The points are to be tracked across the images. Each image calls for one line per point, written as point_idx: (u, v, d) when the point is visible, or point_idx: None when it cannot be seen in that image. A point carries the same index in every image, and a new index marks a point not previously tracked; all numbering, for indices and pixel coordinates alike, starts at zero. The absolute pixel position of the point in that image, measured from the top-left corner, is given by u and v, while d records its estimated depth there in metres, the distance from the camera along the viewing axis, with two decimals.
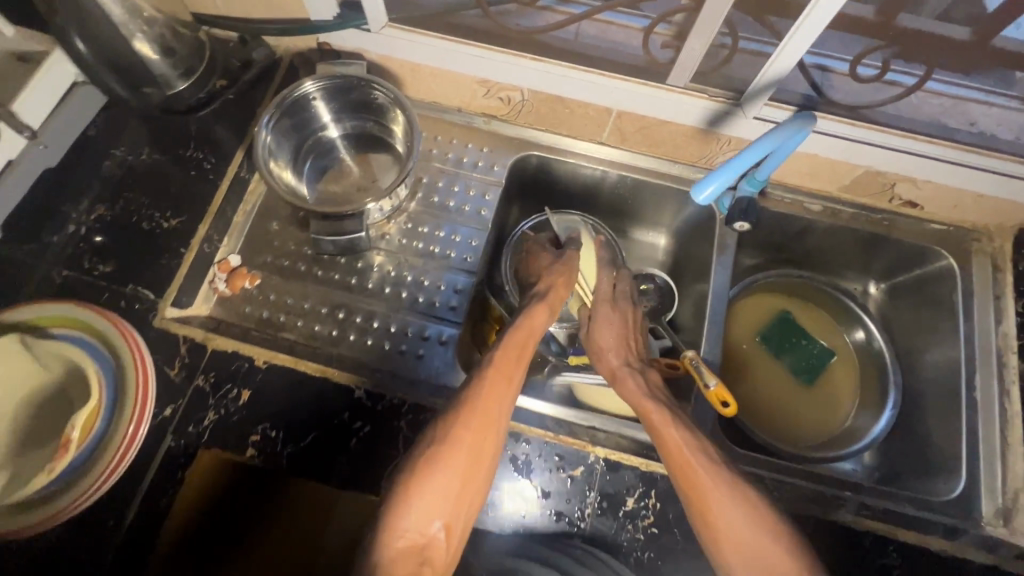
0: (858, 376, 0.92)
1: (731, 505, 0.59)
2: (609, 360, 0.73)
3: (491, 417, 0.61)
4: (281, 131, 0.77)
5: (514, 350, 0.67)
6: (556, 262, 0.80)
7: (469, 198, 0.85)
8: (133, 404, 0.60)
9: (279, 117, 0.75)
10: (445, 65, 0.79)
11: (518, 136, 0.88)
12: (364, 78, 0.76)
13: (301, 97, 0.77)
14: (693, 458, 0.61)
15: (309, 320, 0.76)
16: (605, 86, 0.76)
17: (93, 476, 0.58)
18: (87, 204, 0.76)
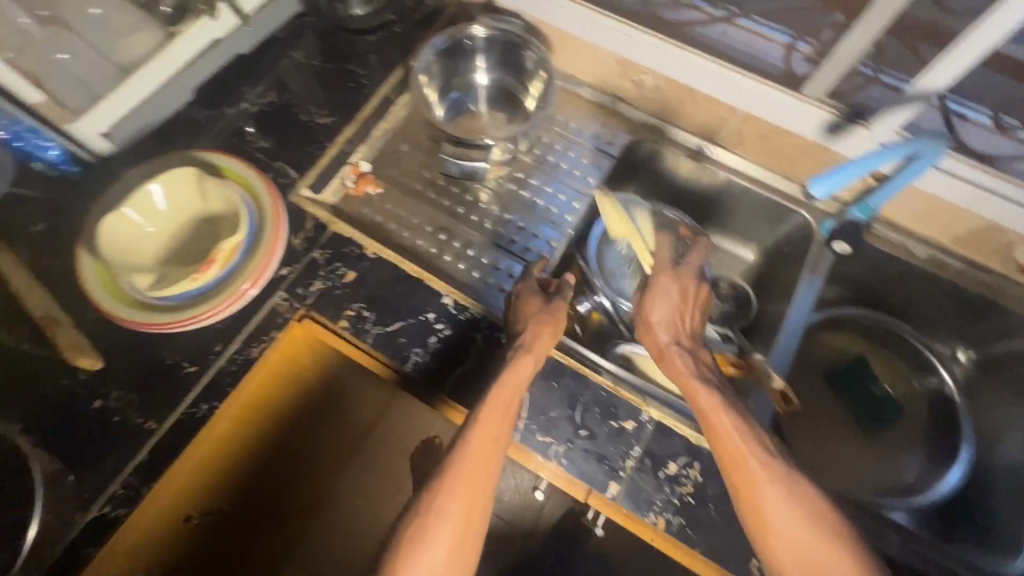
0: (926, 429, 0.89)
1: (776, 495, 0.59)
2: (658, 338, 0.73)
3: (478, 486, 0.60)
4: (442, 61, 0.88)
5: (502, 409, 0.64)
6: (544, 313, 0.72)
7: (581, 164, 0.91)
8: (261, 256, 0.71)
9: (445, 49, 0.87)
10: (592, 39, 0.86)
11: (639, 121, 0.92)
12: (523, 39, 0.86)
13: (467, 40, 0.87)
14: (738, 446, 0.62)
15: (415, 235, 0.83)
16: (737, 84, 0.80)
17: (214, 302, 0.69)
18: (261, 89, 0.88)
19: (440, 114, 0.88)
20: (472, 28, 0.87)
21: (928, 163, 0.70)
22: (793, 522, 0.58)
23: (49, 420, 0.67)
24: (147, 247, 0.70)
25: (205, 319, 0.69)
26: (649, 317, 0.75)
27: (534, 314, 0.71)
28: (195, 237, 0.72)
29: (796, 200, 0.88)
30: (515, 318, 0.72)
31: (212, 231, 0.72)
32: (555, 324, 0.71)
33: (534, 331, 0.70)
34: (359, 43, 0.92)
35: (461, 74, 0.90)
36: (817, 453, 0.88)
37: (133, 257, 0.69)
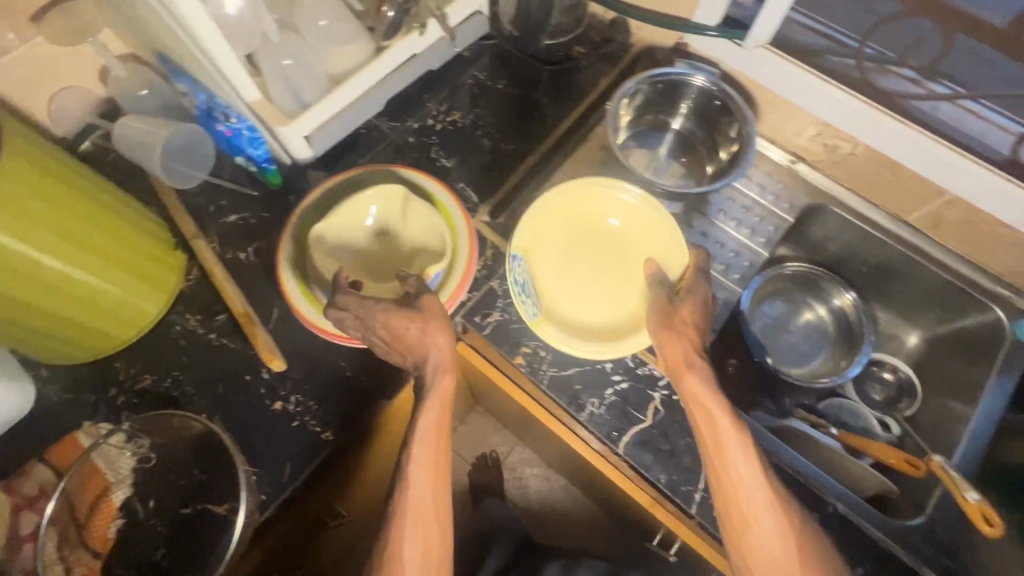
0: None
1: (772, 529, 0.60)
2: (679, 348, 0.66)
3: (434, 509, 0.63)
4: (649, 93, 0.85)
5: (433, 437, 0.64)
6: (411, 320, 0.64)
7: (753, 221, 0.90)
8: (452, 288, 0.70)
9: (657, 84, 0.83)
10: (794, 99, 0.83)
11: (821, 185, 0.89)
12: (737, 104, 0.80)
13: (682, 83, 0.83)
14: (742, 489, 0.61)
15: None
16: (960, 169, 0.76)
17: None
18: (447, 107, 0.89)
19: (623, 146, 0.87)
20: (696, 76, 0.82)
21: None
22: (786, 557, 0.59)
23: (235, 413, 0.69)
24: (346, 256, 0.72)
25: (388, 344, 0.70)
26: (665, 329, 0.67)
27: (415, 335, 0.64)
28: (391, 253, 0.73)
29: (986, 291, 0.84)
30: (397, 345, 0.65)
31: (412, 249, 0.73)
32: (443, 327, 0.65)
33: (433, 345, 0.64)
34: (544, 71, 0.92)
35: (654, 114, 0.88)
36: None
37: (334, 265, 0.71)
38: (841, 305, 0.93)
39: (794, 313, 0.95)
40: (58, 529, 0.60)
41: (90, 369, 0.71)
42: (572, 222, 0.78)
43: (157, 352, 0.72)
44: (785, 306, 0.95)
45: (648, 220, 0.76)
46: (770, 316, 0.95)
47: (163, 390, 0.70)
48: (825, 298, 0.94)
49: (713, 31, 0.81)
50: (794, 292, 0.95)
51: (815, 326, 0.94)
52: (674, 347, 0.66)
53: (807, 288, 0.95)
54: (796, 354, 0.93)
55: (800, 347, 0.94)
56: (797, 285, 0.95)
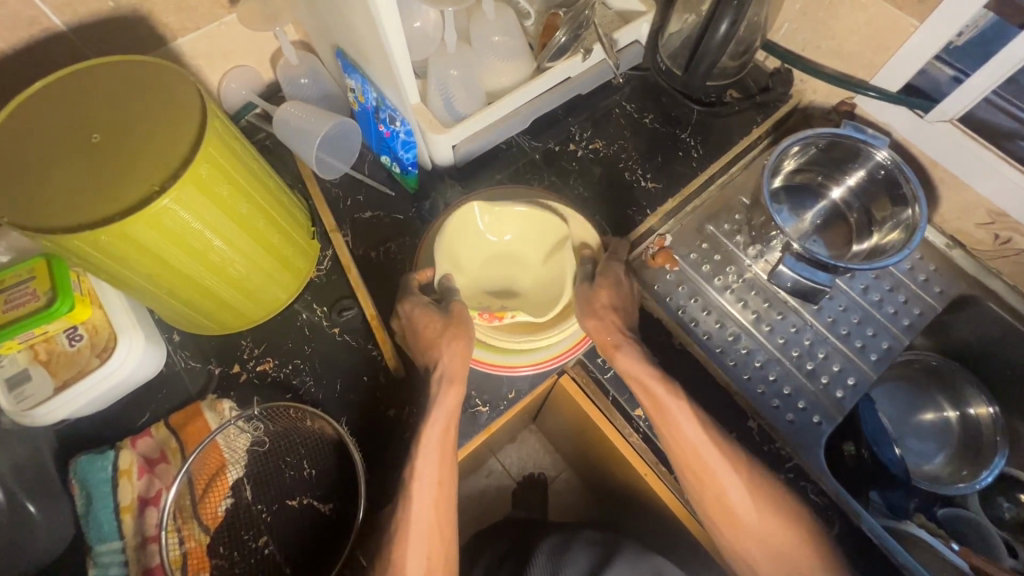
0: None
1: (727, 483, 0.64)
2: (608, 330, 0.67)
3: (437, 516, 0.62)
4: (815, 154, 0.81)
5: (434, 447, 0.63)
6: (442, 326, 0.64)
7: (897, 303, 0.84)
8: (573, 342, 0.71)
9: (827, 146, 0.78)
10: (969, 182, 0.77)
11: (978, 277, 0.82)
12: (914, 190, 0.73)
13: (857, 152, 0.77)
14: (693, 443, 0.65)
15: (706, 328, 0.80)
16: None
17: (518, 360, 0.70)
18: (590, 135, 0.87)
19: (772, 199, 0.83)
20: (875, 147, 0.75)
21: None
22: (746, 506, 0.64)
23: (351, 413, 0.69)
24: (473, 247, 0.72)
25: (503, 371, 0.71)
26: (591, 315, 0.67)
27: (438, 334, 0.64)
28: (509, 268, 0.73)
29: None
30: (421, 346, 0.66)
31: (531, 276, 0.72)
32: (467, 336, 0.64)
33: (447, 354, 0.64)
34: (695, 113, 0.89)
35: (811, 172, 0.84)
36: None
37: (462, 248, 0.71)
38: (975, 413, 0.85)
39: (922, 408, 0.88)
40: (178, 499, 0.61)
41: (217, 344, 0.72)
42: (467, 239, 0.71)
43: (281, 338, 0.73)
44: (913, 399, 0.88)
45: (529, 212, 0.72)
46: (892, 405, 0.88)
47: (283, 377, 0.71)
48: (961, 400, 0.86)
49: (874, 94, 0.78)
50: (923, 386, 0.89)
51: (944, 427, 0.87)
52: (604, 333, 0.67)
53: (941, 384, 0.87)
54: (919, 452, 0.86)
55: (924, 446, 0.86)
56: (928, 379, 0.88)
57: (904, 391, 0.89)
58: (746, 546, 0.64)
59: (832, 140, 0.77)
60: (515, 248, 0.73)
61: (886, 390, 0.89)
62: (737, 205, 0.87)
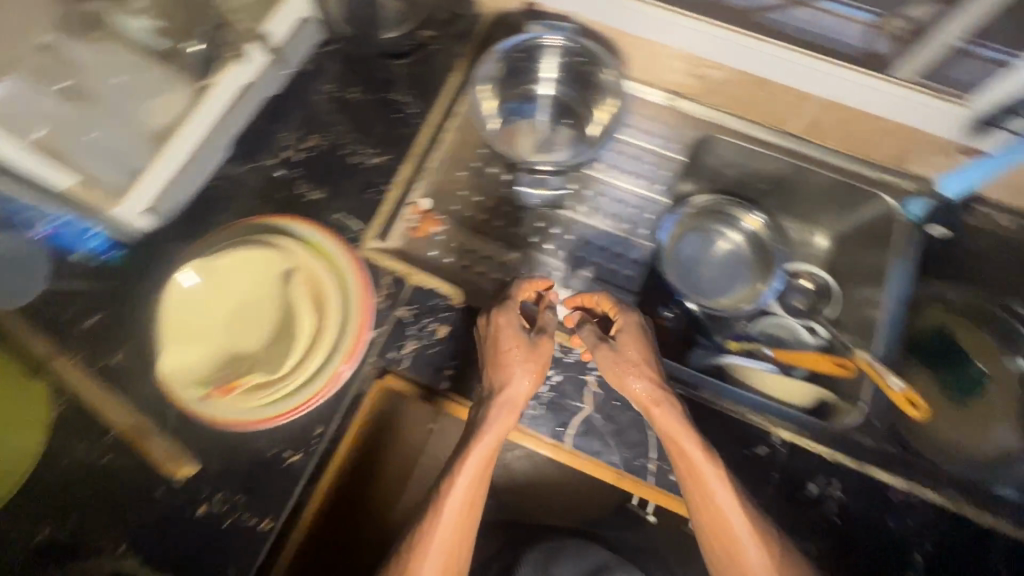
0: None
1: (746, 548, 0.61)
2: (642, 386, 0.66)
3: (457, 537, 0.61)
4: (506, 68, 0.83)
5: (474, 480, 0.62)
6: (531, 357, 0.66)
7: (643, 172, 0.90)
8: (354, 341, 0.64)
9: (512, 56, 0.81)
10: (651, 38, 0.81)
11: (700, 116, 0.89)
12: (595, 50, 0.79)
13: (535, 46, 0.81)
14: (719, 502, 0.62)
15: (490, 271, 0.80)
16: (820, 73, 0.76)
17: (307, 392, 0.62)
18: (301, 133, 0.80)
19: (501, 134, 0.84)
20: (547, 36, 0.81)
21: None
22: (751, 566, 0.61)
23: (156, 535, 0.62)
24: (199, 315, 0.63)
25: (294, 413, 0.61)
26: (616, 371, 0.67)
27: (519, 361, 0.65)
28: (254, 321, 0.65)
29: (870, 181, 0.86)
30: (496, 364, 0.66)
31: (270, 317, 0.65)
32: (540, 374, 0.66)
33: (514, 380, 0.64)
34: (397, 68, 0.85)
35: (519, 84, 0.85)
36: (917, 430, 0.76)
37: (185, 323, 0.62)
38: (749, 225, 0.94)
39: (711, 245, 0.95)
40: None
41: None
42: (197, 305, 0.64)
43: (40, 500, 0.62)
44: (702, 243, 0.95)
45: (251, 254, 0.65)
46: (689, 258, 0.94)
47: (62, 538, 0.61)
48: (733, 221, 0.94)
49: None
50: (704, 226, 0.95)
51: (735, 249, 0.94)
52: (637, 386, 0.66)
53: (713, 218, 0.94)
54: (729, 283, 0.94)
55: (731, 273, 0.94)
56: (705, 220, 0.94)
57: (692, 240, 0.95)
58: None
59: (515, 48, 0.81)
60: (248, 298, 0.65)
61: (678, 248, 0.94)
62: (477, 141, 0.86)
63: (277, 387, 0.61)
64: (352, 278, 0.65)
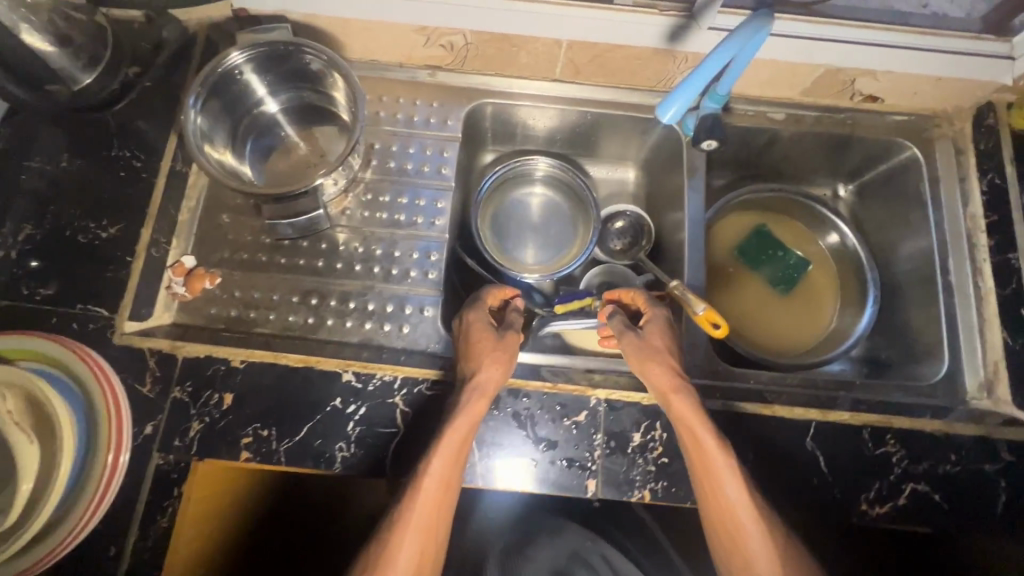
0: (837, 278, 0.94)
1: (730, 490, 0.60)
2: (664, 373, 0.64)
3: (434, 515, 0.59)
4: (215, 113, 0.71)
5: (445, 468, 0.60)
6: (498, 348, 0.65)
7: (428, 158, 0.81)
8: (111, 432, 0.59)
9: (208, 97, 0.70)
10: (376, 17, 0.74)
11: (467, 84, 0.84)
12: (291, 42, 0.69)
13: (227, 72, 0.70)
14: (701, 441, 0.61)
15: (282, 312, 0.74)
16: (553, 18, 0.73)
17: (80, 509, 0.56)
18: (12, 225, 0.69)
19: (257, 176, 0.76)
20: (234, 53, 0.69)
21: (762, 30, 0.61)
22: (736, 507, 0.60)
23: None
24: None
25: (83, 528, 0.57)
26: (641, 357, 0.66)
27: (487, 352, 0.65)
28: None
29: (648, 107, 0.85)
30: (465, 356, 0.66)
31: None
32: (507, 366, 0.65)
33: (491, 367, 0.63)
34: (112, 118, 0.74)
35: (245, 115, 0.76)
36: (741, 330, 0.92)
37: None
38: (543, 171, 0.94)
39: (528, 211, 0.95)
40: None
41: None
42: None
43: None
44: (519, 211, 0.95)
45: None
46: (509, 228, 0.94)
47: None
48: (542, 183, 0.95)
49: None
50: (516, 194, 0.95)
51: (551, 209, 0.95)
52: (657, 368, 0.64)
53: (521, 183, 0.95)
54: (553, 245, 0.94)
55: (552, 236, 0.94)
56: (515, 188, 0.95)
57: (508, 210, 0.94)
58: (724, 542, 0.61)
59: (210, 81, 0.69)
60: None
61: (495, 223, 0.93)
62: None
63: (7, 543, 0.50)
64: (81, 368, 0.59)
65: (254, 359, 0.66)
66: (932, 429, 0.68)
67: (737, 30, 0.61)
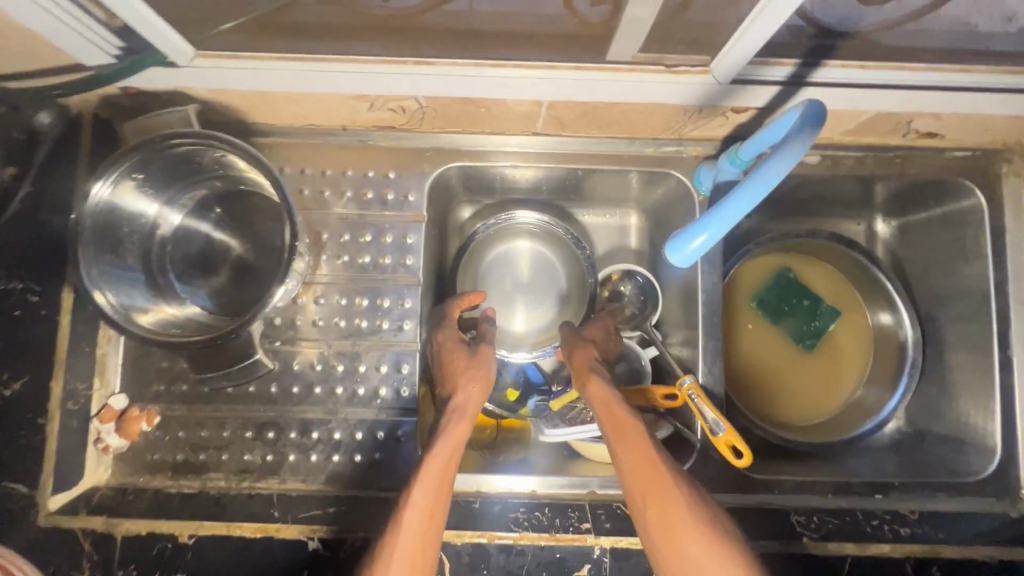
0: (874, 346, 0.81)
1: (675, 503, 0.51)
2: (587, 354, 0.66)
3: (422, 561, 0.51)
4: (112, 262, 0.56)
5: (433, 479, 0.54)
6: (473, 365, 0.64)
7: (388, 247, 0.68)
8: None
9: (96, 250, 0.55)
10: (302, 90, 0.57)
11: (429, 145, 0.69)
12: (162, 137, 0.54)
13: (102, 211, 0.55)
14: (635, 435, 0.56)
15: (236, 451, 0.64)
16: (527, 79, 0.55)
17: None
18: None
19: (203, 309, 0.62)
20: (91, 190, 0.53)
21: (808, 147, 0.43)
22: (688, 522, 0.50)
23: None
24: None
25: None
26: (570, 348, 0.68)
27: (463, 371, 0.64)
28: None
29: (652, 159, 0.70)
30: (443, 378, 0.65)
31: None
32: (485, 383, 0.64)
33: (465, 389, 0.62)
34: None
35: (153, 233, 0.61)
36: (760, 398, 0.81)
37: None
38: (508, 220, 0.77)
39: (521, 271, 0.80)
40: None
41: None
42: None
43: None
44: (511, 270, 0.80)
45: None
46: (497, 292, 0.79)
47: None
48: (542, 238, 0.79)
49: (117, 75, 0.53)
50: (509, 249, 0.80)
51: (549, 270, 0.80)
52: (581, 353, 0.66)
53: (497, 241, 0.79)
54: (547, 314, 0.79)
55: (547, 303, 0.79)
56: (509, 242, 0.79)
57: (498, 270, 0.79)
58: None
59: (94, 234, 0.54)
60: None
61: (481, 285, 0.79)
62: None
63: None
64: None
65: (206, 531, 0.57)
66: (982, 554, 0.61)
67: (781, 145, 0.44)
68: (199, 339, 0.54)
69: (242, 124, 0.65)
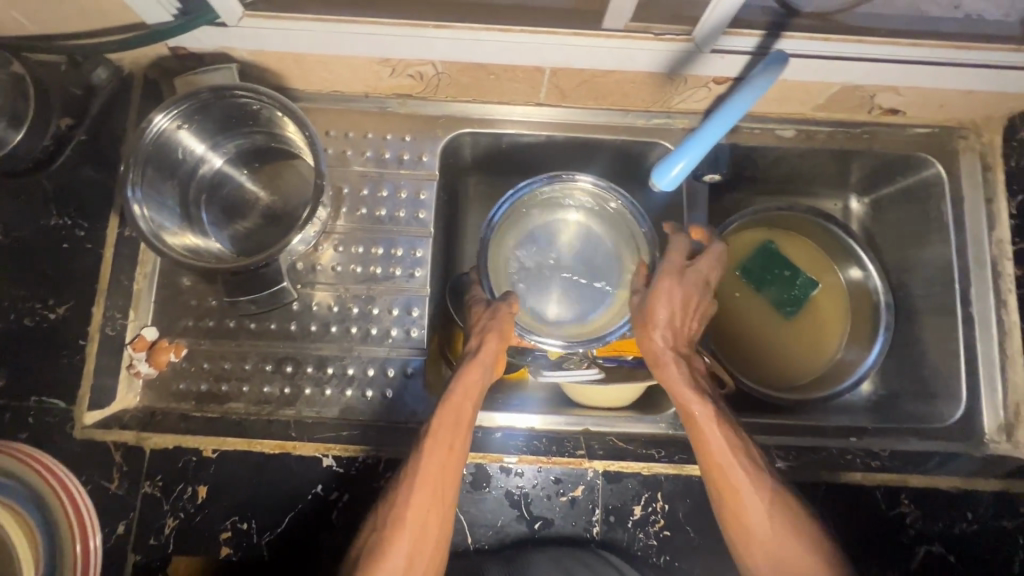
0: (852, 312, 0.87)
1: (763, 525, 0.55)
2: (658, 338, 0.62)
3: (443, 478, 0.55)
4: (155, 187, 0.63)
5: (449, 419, 0.57)
6: (495, 319, 0.65)
7: (403, 202, 0.74)
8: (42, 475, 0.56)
9: (145, 174, 0.61)
10: (332, 53, 0.65)
11: (442, 113, 0.76)
12: (217, 87, 0.61)
13: (157, 140, 0.62)
14: (717, 445, 0.57)
15: (256, 383, 0.69)
16: (532, 44, 0.62)
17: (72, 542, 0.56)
18: None
19: (226, 246, 0.69)
20: (152, 120, 0.60)
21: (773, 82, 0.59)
22: (790, 545, 0.54)
23: None
24: None
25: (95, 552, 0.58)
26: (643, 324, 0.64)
27: (483, 325, 0.65)
28: None
29: (643, 130, 0.77)
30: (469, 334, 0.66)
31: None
32: (506, 330, 0.64)
33: (485, 343, 0.63)
34: (48, 181, 0.66)
35: (193, 173, 0.68)
36: (744, 358, 0.86)
37: None
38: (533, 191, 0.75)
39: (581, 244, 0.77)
40: None
41: None
42: None
43: None
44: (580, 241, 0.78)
45: None
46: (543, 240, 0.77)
47: None
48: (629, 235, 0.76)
49: (171, 32, 0.60)
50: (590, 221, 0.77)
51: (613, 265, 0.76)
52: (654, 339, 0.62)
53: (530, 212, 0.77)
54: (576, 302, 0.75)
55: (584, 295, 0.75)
56: (597, 219, 0.77)
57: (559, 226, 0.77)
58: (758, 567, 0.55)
59: (145, 161, 0.61)
60: None
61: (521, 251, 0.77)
62: None
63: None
64: None
65: (230, 448, 0.62)
66: (947, 486, 0.66)
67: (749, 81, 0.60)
68: (232, 264, 0.60)
69: (275, 88, 0.73)
